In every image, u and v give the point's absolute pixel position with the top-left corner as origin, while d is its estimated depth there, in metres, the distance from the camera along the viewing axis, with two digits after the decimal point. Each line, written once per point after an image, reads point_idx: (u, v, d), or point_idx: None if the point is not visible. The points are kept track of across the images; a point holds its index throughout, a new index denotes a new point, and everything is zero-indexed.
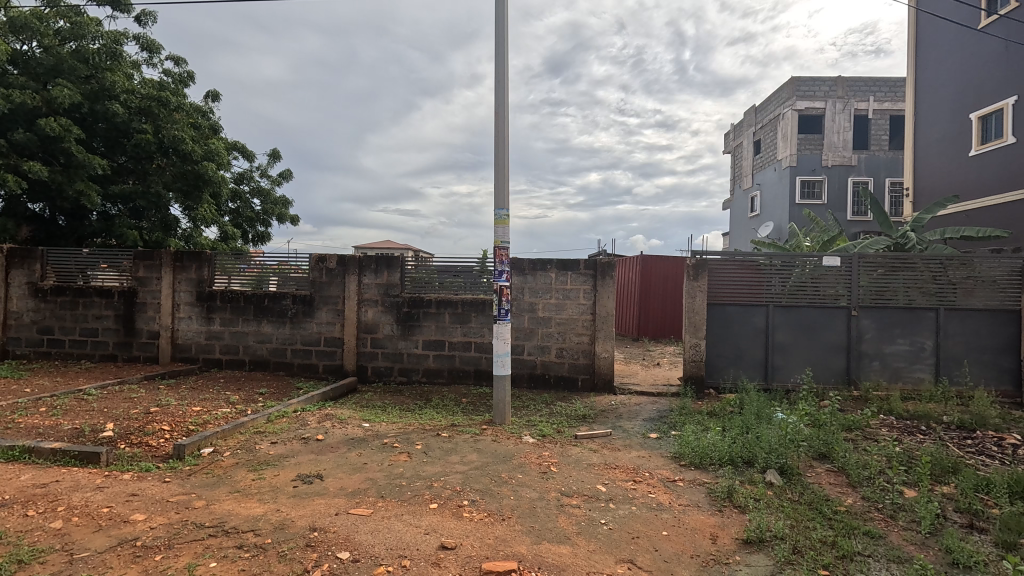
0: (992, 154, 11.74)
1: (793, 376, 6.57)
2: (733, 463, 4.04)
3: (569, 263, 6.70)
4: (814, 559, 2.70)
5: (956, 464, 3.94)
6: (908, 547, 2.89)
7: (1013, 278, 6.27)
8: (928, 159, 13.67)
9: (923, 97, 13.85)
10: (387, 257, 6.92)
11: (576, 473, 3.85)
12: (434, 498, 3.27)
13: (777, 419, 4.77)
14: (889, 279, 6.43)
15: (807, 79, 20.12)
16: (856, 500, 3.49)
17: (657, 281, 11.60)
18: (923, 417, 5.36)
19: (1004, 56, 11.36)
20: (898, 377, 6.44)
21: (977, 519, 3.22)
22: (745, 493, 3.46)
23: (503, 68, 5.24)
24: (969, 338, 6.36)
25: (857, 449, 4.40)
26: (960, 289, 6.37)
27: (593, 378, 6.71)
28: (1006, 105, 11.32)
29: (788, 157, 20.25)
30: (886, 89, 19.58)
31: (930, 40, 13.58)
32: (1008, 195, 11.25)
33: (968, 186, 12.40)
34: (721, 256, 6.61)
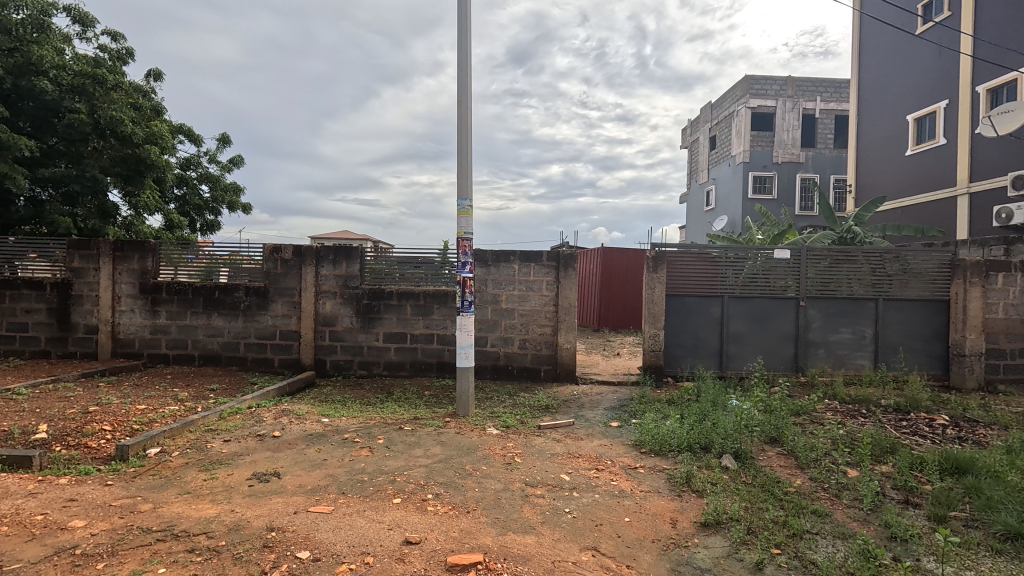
0: (925, 154, 12.56)
1: (746, 364, 6.84)
2: (691, 448, 4.17)
3: (531, 254, 6.71)
4: (767, 538, 2.82)
5: (894, 444, 4.21)
6: (852, 523, 3.07)
7: (943, 271, 6.71)
8: (870, 158, 14.41)
9: (864, 99, 14.62)
10: (346, 248, 6.72)
11: (540, 463, 3.87)
12: (397, 493, 3.22)
13: (731, 405, 4.97)
14: (834, 271, 6.78)
15: (759, 78, 20.84)
16: (805, 481, 3.67)
17: (617, 272, 11.81)
18: (863, 400, 5.69)
19: (938, 61, 12.16)
20: (842, 363, 6.81)
21: (912, 495, 3.46)
22: (703, 478, 3.58)
23: (467, 55, 5.16)
24: (905, 327, 6.79)
25: (805, 433, 4.62)
26: (899, 280, 6.77)
27: (555, 369, 6.77)
28: (938, 108, 12.12)
29: (741, 153, 20.95)
30: (833, 90, 20.54)
31: (872, 44, 14.33)
32: (940, 192, 12.06)
33: (903, 184, 13.22)
34: (679, 249, 6.78)
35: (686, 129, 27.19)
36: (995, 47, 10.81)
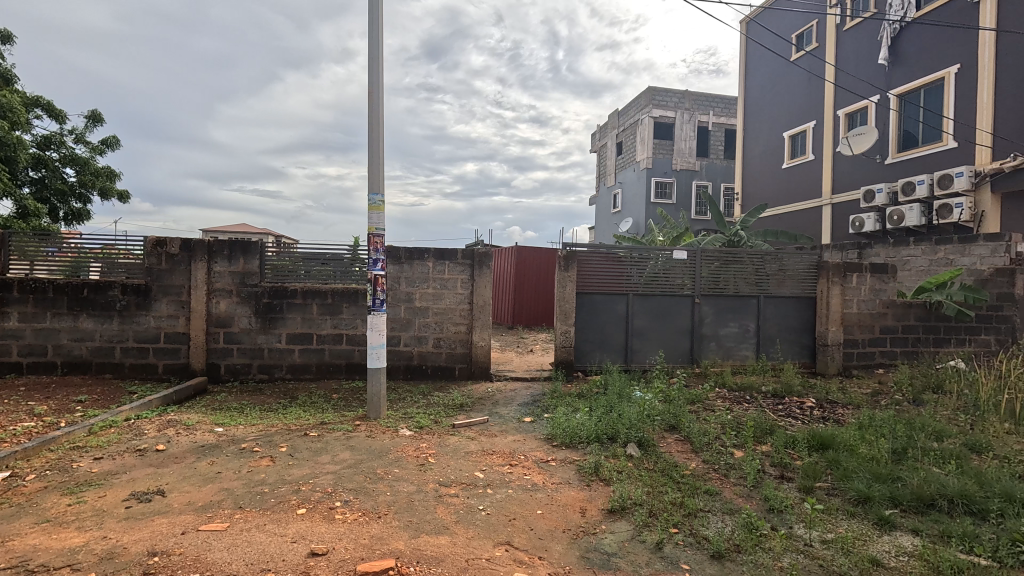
0: (797, 168, 14.20)
1: (648, 358, 7.30)
2: (599, 439, 4.37)
3: (446, 252, 6.65)
4: (666, 519, 3.03)
5: (772, 426, 4.71)
6: (738, 500, 3.39)
7: (811, 271, 7.63)
8: (753, 169, 15.99)
9: (748, 116, 16.21)
10: (244, 243, 6.22)
11: (454, 462, 3.85)
12: (302, 503, 3.04)
13: (635, 396, 5.28)
14: (724, 271, 7.46)
15: (661, 90, 22.32)
16: (699, 464, 4.00)
17: (531, 270, 12.07)
18: (747, 387, 6.32)
19: (808, 86, 13.81)
20: (729, 354, 7.49)
21: (786, 470, 3.89)
22: (609, 467, 3.77)
23: (380, 45, 4.98)
24: (781, 321, 7.62)
25: (699, 419, 5.03)
26: (777, 279, 7.59)
27: (469, 367, 6.77)
28: (808, 127, 13.77)
29: (645, 159, 22.29)
30: (723, 106, 22.55)
31: (755, 66, 15.91)
32: (809, 202, 13.70)
33: (779, 194, 14.85)
34: (588, 249, 7.07)
35: (594, 134, 28.41)
36: (851, 77, 12.49)
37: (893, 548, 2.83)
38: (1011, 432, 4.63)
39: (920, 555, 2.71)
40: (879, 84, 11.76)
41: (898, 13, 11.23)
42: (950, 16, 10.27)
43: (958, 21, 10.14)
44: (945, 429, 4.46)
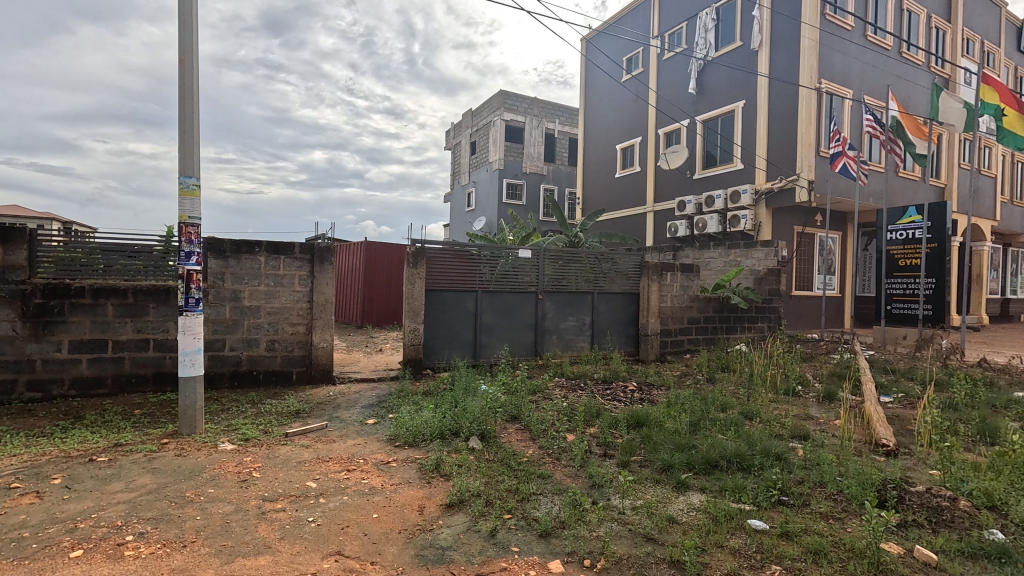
0: (627, 177, 15.94)
1: (495, 352, 7.56)
2: (442, 435, 4.40)
3: (280, 246, 6.10)
4: (501, 506, 3.17)
5: (599, 409, 5.22)
6: (566, 480, 3.69)
7: (635, 270, 8.62)
8: (591, 176, 17.53)
9: (588, 127, 17.71)
10: (4, 230, 4.99)
11: (283, 474, 3.55)
12: (79, 543, 2.54)
13: (480, 391, 5.43)
14: (564, 269, 8.05)
15: (511, 95, 23.28)
16: (535, 450, 4.26)
17: (381, 268, 11.70)
18: (582, 376, 6.91)
19: (635, 106, 15.58)
20: (568, 346, 8.12)
21: (608, 448, 4.35)
22: (450, 461, 3.82)
23: (193, 6, 4.37)
24: (611, 314, 8.48)
25: (538, 408, 5.37)
26: (608, 277, 8.42)
27: (309, 370, 6.30)
28: (635, 142, 15.54)
29: (497, 160, 23.03)
30: (567, 116, 24.38)
31: (593, 83, 17.46)
32: (636, 208, 15.47)
33: (612, 200, 16.51)
34: (437, 246, 7.08)
35: (449, 131, 28.52)
36: (668, 101, 14.41)
37: (685, 505, 3.34)
38: (773, 399, 5.79)
39: (704, 509, 3.24)
40: (689, 110, 13.75)
41: (703, 51, 13.25)
42: (738, 60, 12.44)
43: (744, 65, 12.33)
44: (729, 401, 5.40)
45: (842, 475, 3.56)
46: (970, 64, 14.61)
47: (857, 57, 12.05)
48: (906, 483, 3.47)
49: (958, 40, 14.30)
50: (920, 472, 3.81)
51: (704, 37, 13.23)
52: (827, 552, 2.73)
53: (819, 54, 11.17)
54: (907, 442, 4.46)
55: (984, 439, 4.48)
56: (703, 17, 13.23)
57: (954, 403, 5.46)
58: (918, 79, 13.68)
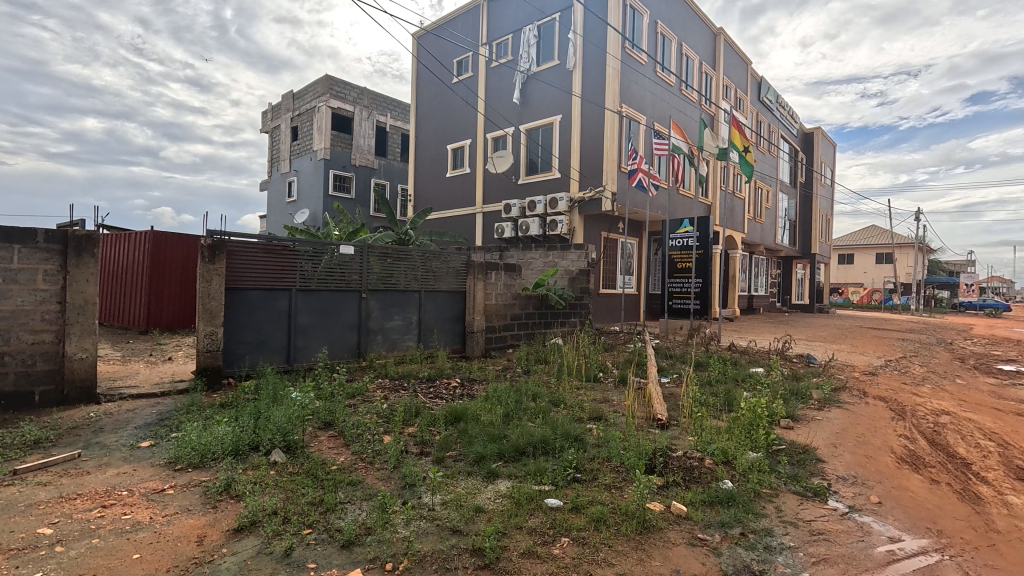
0: (457, 178, 16.21)
1: (312, 356, 7.00)
2: (236, 452, 3.92)
3: (14, 233, 4.80)
4: (299, 522, 2.94)
5: (419, 408, 5.20)
6: (377, 483, 3.58)
7: (461, 269, 8.81)
8: (423, 174, 17.43)
9: (419, 124, 17.57)
10: None
11: (1, 524, 2.78)
12: None
13: (289, 398, 4.97)
14: (388, 266, 7.84)
15: (339, 81, 21.97)
16: (347, 456, 4.05)
17: (173, 261, 10.04)
18: (406, 376, 6.81)
19: (465, 108, 15.94)
20: (394, 346, 7.93)
21: (425, 446, 4.34)
22: (244, 480, 3.42)
23: None
24: (438, 312, 8.53)
25: (355, 412, 5.12)
26: (435, 275, 8.46)
27: (58, 389, 5.05)
28: (465, 144, 15.90)
29: (323, 149, 21.47)
30: (399, 110, 23.95)
31: (425, 81, 17.40)
32: (466, 209, 15.83)
33: (443, 199, 16.64)
34: (241, 239, 6.31)
35: (266, 112, 25.70)
36: (496, 108, 15.07)
37: (493, 493, 3.49)
38: (578, 386, 6.45)
39: (509, 495, 3.43)
40: (514, 118, 14.55)
41: (526, 65, 14.15)
42: (556, 77, 13.58)
43: (561, 82, 13.50)
44: (540, 391, 5.84)
45: (625, 448, 4.09)
46: (727, 107, 18.21)
47: (648, 89, 14.11)
48: (670, 449, 4.14)
49: (719, 86, 17.70)
50: (681, 439, 4.59)
51: (527, 51, 14.13)
52: (608, 518, 3.11)
53: (620, 82, 12.78)
54: (675, 414, 5.35)
55: (727, 407, 5.61)
56: (526, 33, 14.12)
57: (710, 381, 6.72)
58: (692, 113, 16.59)
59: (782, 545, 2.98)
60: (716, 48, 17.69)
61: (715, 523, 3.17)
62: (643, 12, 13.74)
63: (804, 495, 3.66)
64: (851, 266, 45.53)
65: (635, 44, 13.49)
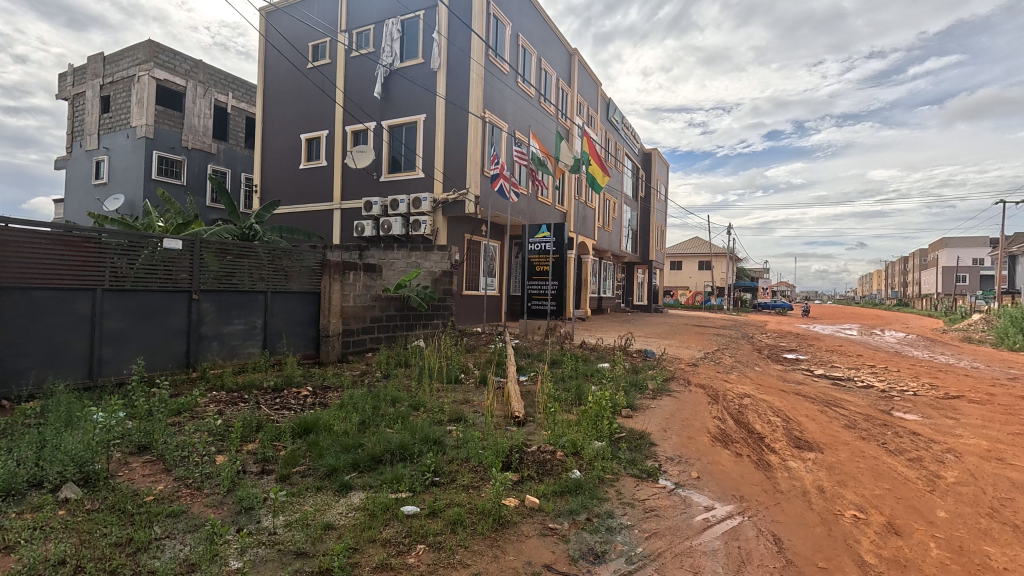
0: (311, 170, 15.08)
1: (125, 368, 5.90)
2: (8, 493, 3.13)
3: None
4: (98, 569, 2.44)
5: (261, 422, 4.69)
6: (206, 511, 3.14)
7: (315, 269, 8.21)
8: (271, 164, 15.88)
9: (267, 108, 15.99)
10: None
11: None
12: None
13: (89, 419, 4.13)
14: (227, 264, 6.98)
15: (167, 49, 19.11)
16: (167, 484, 3.49)
17: None
18: (247, 386, 6.10)
19: (321, 97, 14.92)
20: (233, 353, 7.06)
21: (267, 464, 3.92)
22: (18, 526, 2.74)
23: None
24: (287, 315, 7.80)
25: (180, 431, 4.44)
26: (284, 275, 7.74)
27: None
28: (321, 135, 14.87)
29: (144, 125, 18.39)
30: (242, 91, 21.63)
31: (274, 62, 15.92)
32: (322, 204, 14.78)
33: (295, 192, 15.35)
34: (23, 226, 5.10)
35: (64, 76, 21.25)
36: (356, 100, 14.35)
37: (345, 507, 3.28)
38: (438, 389, 6.40)
39: (363, 507, 3.25)
40: (375, 113, 14.01)
41: (388, 59, 13.70)
42: (420, 76, 13.39)
43: (425, 81, 13.35)
44: (399, 395, 5.67)
45: (483, 447, 4.15)
46: (580, 122, 19.69)
47: (510, 97, 14.64)
48: (525, 445, 4.31)
49: (573, 102, 19.05)
50: (536, 434, 4.80)
51: (389, 45, 13.71)
52: (464, 519, 3.12)
53: (483, 88, 13.04)
54: (531, 411, 5.59)
55: (577, 401, 6.02)
56: (389, 26, 13.70)
57: (563, 377, 7.17)
58: (550, 125, 17.62)
59: (621, 525, 3.27)
60: (571, 66, 19.01)
61: (565, 512, 3.37)
62: (505, 23, 14.21)
63: (640, 477, 4.08)
64: (679, 272, 52.35)
65: (498, 53, 13.89)
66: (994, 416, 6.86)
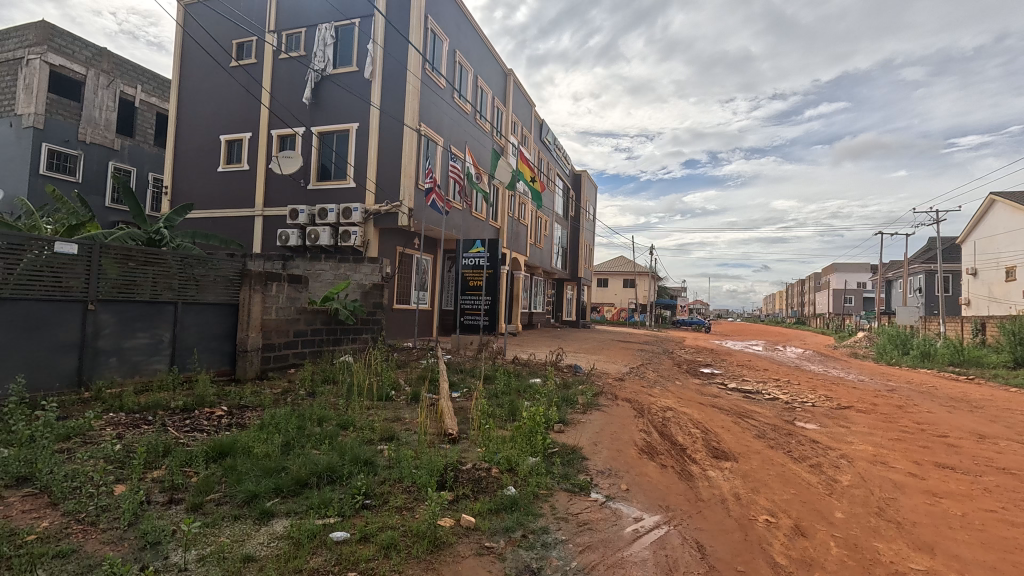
0: (232, 174, 14.16)
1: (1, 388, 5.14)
2: None
3: None
4: None
5: (168, 446, 4.28)
6: (102, 550, 2.80)
7: (233, 279, 7.68)
8: (185, 165, 14.73)
9: (183, 106, 14.90)
10: None
11: None
12: None
13: None
14: (131, 272, 6.38)
15: (64, 33, 17.37)
16: (53, 520, 3.08)
17: None
18: (152, 407, 5.54)
19: (245, 97, 14.13)
20: (135, 370, 6.40)
21: (176, 492, 3.57)
22: None
23: None
24: (200, 328, 7.24)
25: (69, 459, 3.93)
26: (198, 284, 7.20)
27: None
28: (244, 137, 14.06)
29: (32, 114, 16.44)
30: (153, 85, 20.07)
31: (192, 57, 14.91)
32: (242, 210, 13.90)
33: (212, 197, 14.33)
34: None
35: None
36: (283, 103, 13.76)
37: (267, 537, 3.06)
38: (368, 406, 6.17)
39: (286, 535, 3.05)
40: (305, 118, 13.49)
41: (320, 64, 13.30)
42: (354, 84, 13.11)
43: (358, 90, 13.08)
44: (326, 414, 5.41)
45: (417, 467, 4.05)
46: (514, 141, 20.08)
47: (446, 112, 14.67)
48: (460, 463, 4.25)
49: (508, 121, 19.42)
50: (470, 451, 4.76)
51: (322, 50, 13.31)
52: (398, 542, 3.02)
53: (419, 101, 12.99)
54: (465, 428, 5.54)
55: (510, 417, 6.05)
56: (322, 31, 13.32)
57: (496, 394, 7.15)
58: (485, 142, 17.82)
59: (556, 540, 3.31)
60: (506, 86, 19.42)
61: (500, 530, 3.36)
62: (443, 39, 14.30)
63: (573, 491, 4.16)
64: (606, 289, 54.30)
65: (435, 67, 13.92)
66: (878, 424, 7.70)
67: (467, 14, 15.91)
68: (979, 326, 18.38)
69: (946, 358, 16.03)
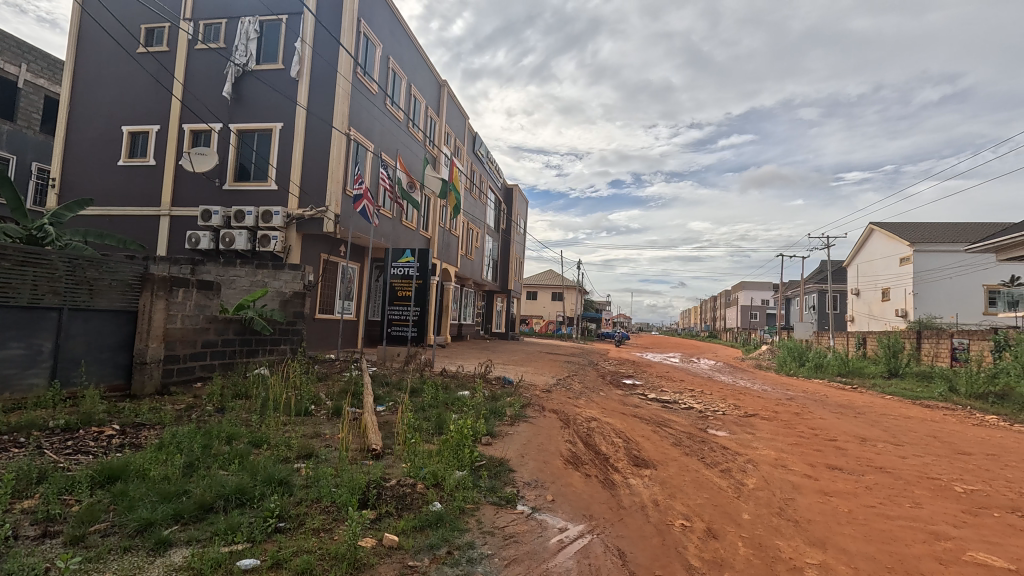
0: (134, 169, 12.94)
1: None
2: None
3: None
4: None
5: (43, 471, 3.77)
6: None
7: (133, 284, 6.99)
8: (79, 156, 13.27)
9: (78, 91, 13.45)
10: None
11: None
12: None
13: None
14: (6, 273, 5.62)
15: None
16: None
17: None
18: (24, 426, 4.85)
19: (153, 87, 13.03)
20: (6, 385, 5.61)
21: (51, 524, 3.14)
22: None
23: None
24: (91, 338, 6.48)
25: None
26: (90, 289, 6.49)
27: None
28: (151, 129, 12.93)
29: None
30: (43, 65, 18.18)
31: (91, 40, 13.53)
32: (146, 209, 12.72)
33: (110, 193, 12.99)
34: None
35: None
36: (198, 97, 12.85)
37: (162, 570, 2.76)
38: (285, 423, 5.80)
39: (186, 566, 2.76)
40: (222, 114, 12.66)
41: (241, 58, 12.58)
42: (279, 82, 12.51)
43: (283, 89, 12.49)
44: (236, 431, 5.02)
45: (336, 485, 3.85)
46: (447, 152, 20.00)
47: (377, 118, 14.34)
48: (383, 480, 4.09)
49: (441, 131, 19.36)
50: (395, 467, 4.60)
51: (244, 44, 12.61)
52: (315, 567, 2.84)
53: (350, 105, 12.62)
54: (390, 443, 5.35)
55: (437, 430, 5.94)
56: (245, 24, 12.63)
57: (423, 407, 7.00)
58: (417, 151, 17.60)
59: (481, 555, 3.27)
60: (440, 97, 19.36)
61: (424, 547, 3.26)
62: (376, 44, 14.03)
63: (499, 504, 4.14)
64: (535, 301, 55.21)
65: (367, 72, 13.61)
66: (779, 429, 8.38)
67: (402, 22, 15.74)
68: (861, 340, 20.66)
69: (835, 369, 17.82)
